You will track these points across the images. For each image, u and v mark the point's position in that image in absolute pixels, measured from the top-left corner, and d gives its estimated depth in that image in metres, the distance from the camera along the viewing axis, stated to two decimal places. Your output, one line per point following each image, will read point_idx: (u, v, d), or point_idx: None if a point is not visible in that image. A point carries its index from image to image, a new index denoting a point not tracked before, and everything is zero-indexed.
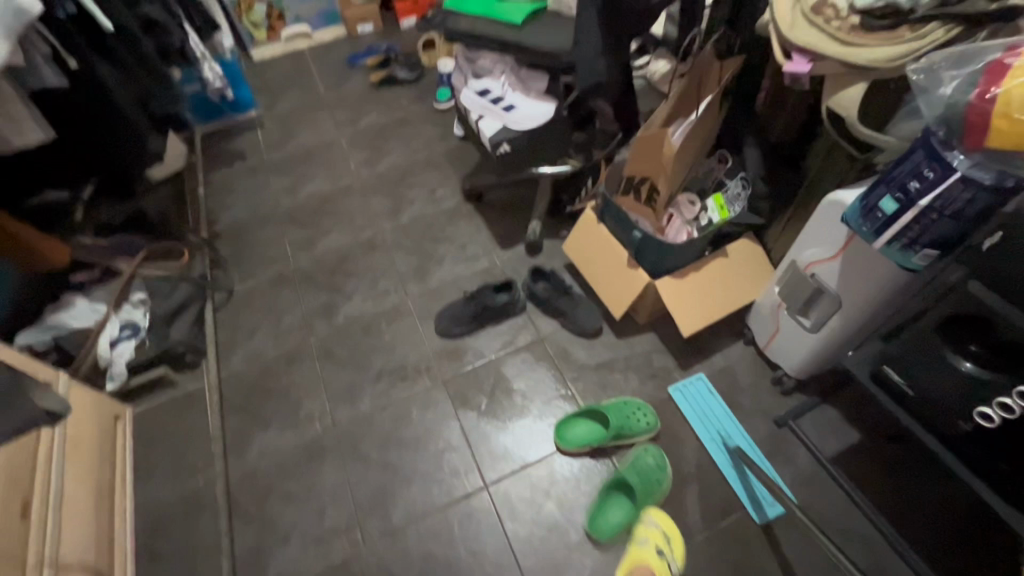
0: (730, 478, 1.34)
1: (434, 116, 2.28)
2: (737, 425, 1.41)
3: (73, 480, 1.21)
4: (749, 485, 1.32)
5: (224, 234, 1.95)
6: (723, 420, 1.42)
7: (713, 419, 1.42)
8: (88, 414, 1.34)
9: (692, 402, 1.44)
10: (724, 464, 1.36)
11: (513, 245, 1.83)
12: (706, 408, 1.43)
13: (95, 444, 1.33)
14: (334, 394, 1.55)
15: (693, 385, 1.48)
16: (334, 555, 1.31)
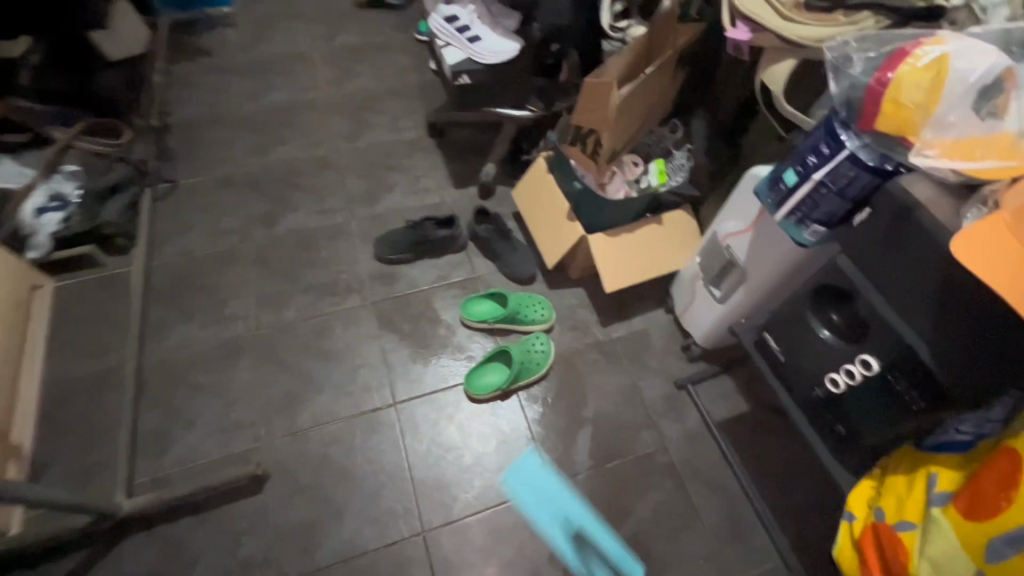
0: (576, 563, 1.27)
1: (413, 46, 2.24)
2: (571, 499, 1.33)
3: None
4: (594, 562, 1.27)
5: (176, 127, 1.91)
6: (561, 497, 1.34)
7: (547, 498, 1.33)
8: (9, 277, 1.35)
9: (523, 482, 1.35)
10: (562, 543, 1.29)
11: (466, 185, 1.84)
12: (539, 487, 1.34)
13: (12, 305, 1.35)
14: (263, 298, 1.57)
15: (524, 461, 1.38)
16: (234, 446, 1.34)
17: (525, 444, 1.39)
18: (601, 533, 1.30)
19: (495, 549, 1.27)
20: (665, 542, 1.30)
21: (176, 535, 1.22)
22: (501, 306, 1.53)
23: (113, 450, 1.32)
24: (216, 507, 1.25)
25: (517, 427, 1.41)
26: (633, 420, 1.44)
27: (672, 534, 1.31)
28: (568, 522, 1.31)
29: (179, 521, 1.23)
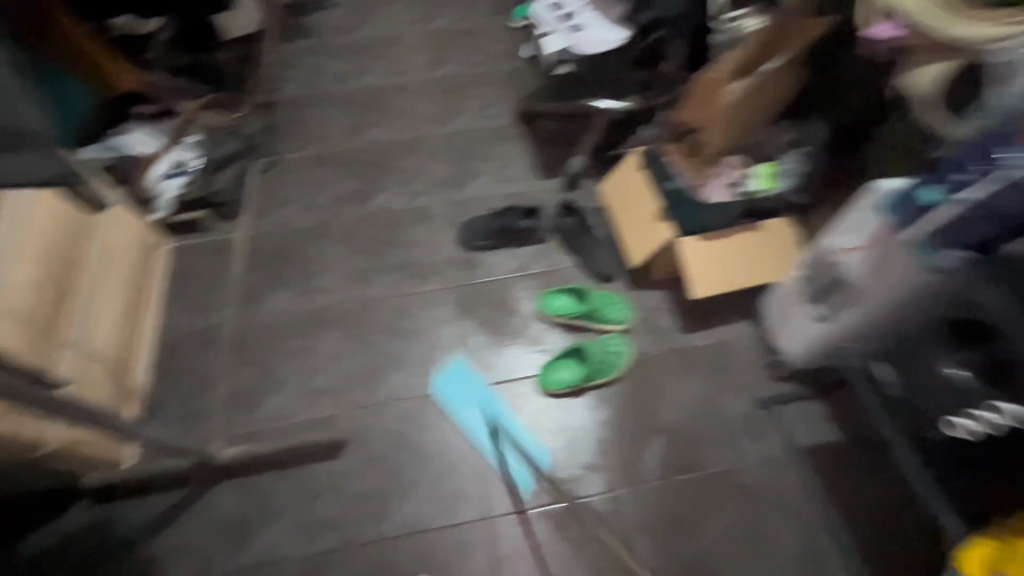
0: (492, 454, 1.36)
1: (508, 32, 2.23)
2: (495, 398, 1.43)
3: (111, 288, 1.39)
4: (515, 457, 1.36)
5: (281, 103, 2.01)
6: (487, 398, 1.43)
7: (472, 400, 1.43)
8: (134, 242, 1.51)
9: (450, 387, 1.45)
10: (488, 443, 1.37)
11: (551, 176, 1.82)
12: (466, 389, 1.44)
13: (136, 264, 1.50)
14: (351, 274, 1.64)
15: (454, 368, 1.48)
16: (316, 412, 1.41)
17: (594, 444, 1.38)
18: (524, 431, 1.39)
19: (557, 546, 1.27)
20: (734, 566, 1.25)
21: (263, 487, 1.31)
22: (579, 303, 1.52)
23: (211, 401, 1.44)
24: (298, 467, 1.33)
25: (586, 427, 1.40)
26: (709, 435, 1.39)
27: (742, 557, 1.25)
28: (633, 530, 1.29)
29: (266, 475, 1.32)
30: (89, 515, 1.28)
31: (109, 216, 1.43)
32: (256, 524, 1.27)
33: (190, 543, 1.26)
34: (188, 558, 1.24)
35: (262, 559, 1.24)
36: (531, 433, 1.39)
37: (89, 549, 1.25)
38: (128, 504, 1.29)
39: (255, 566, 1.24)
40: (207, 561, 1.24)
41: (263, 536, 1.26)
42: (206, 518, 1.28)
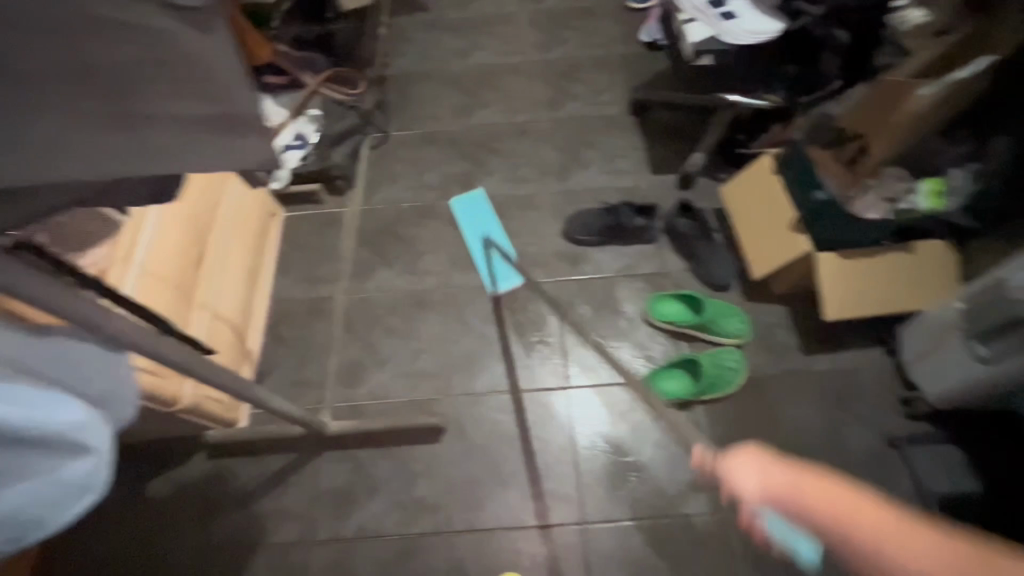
0: (479, 263, 1.60)
1: (626, 13, 2.11)
2: (497, 226, 1.67)
3: (233, 254, 1.42)
4: (498, 269, 1.58)
5: (392, 79, 2.01)
6: (488, 224, 1.68)
7: (477, 224, 1.68)
8: (255, 209, 1.54)
9: (466, 209, 1.71)
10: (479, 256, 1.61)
11: (665, 172, 1.73)
12: (477, 214, 1.70)
13: (256, 230, 1.54)
14: (455, 258, 1.62)
15: (472, 198, 1.73)
16: (418, 394, 1.42)
17: None
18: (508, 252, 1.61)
19: (656, 563, 1.23)
20: None
21: (365, 462, 1.34)
22: (692, 311, 1.45)
23: (318, 372, 1.48)
24: (399, 447, 1.35)
25: (691, 442, 1.34)
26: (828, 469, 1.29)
27: None
28: (739, 559, 1.22)
29: (369, 450, 1.35)
30: (206, 467, 1.35)
31: (233, 185, 1.43)
32: (358, 497, 1.31)
33: (296, 507, 1.30)
34: (294, 522, 1.29)
35: (362, 533, 1.28)
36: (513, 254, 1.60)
37: (205, 500, 1.32)
38: (241, 462, 1.35)
39: (355, 539, 1.27)
40: (311, 527, 1.28)
41: (363, 511, 1.30)
42: (312, 485, 1.32)
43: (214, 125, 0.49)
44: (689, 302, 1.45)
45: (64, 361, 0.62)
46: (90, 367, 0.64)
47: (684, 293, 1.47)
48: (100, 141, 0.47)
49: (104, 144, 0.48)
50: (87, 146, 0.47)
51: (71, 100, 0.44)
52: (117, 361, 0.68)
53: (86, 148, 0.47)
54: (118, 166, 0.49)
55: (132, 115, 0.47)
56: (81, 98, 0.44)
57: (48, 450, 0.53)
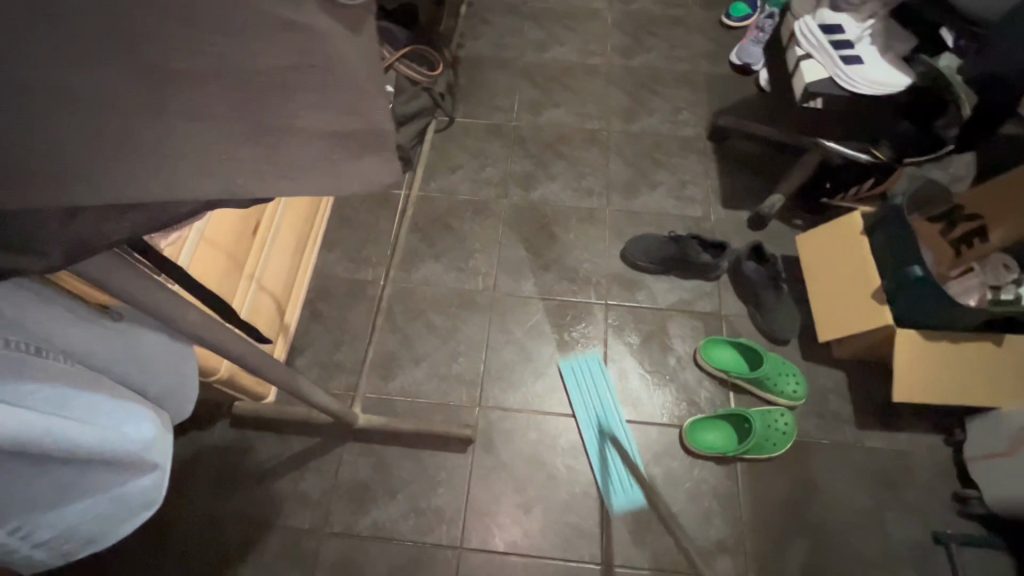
0: (592, 463, 1.31)
1: (717, 30, 2.00)
2: (617, 412, 1.37)
3: (281, 238, 1.35)
4: (619, 478, 1.29)
5: (464, 61, 1.92)
6: (609, 404, 1.38)
7: (590, 403, 1.38)
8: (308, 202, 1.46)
9: (576, 378, 1.40)
10: (594, 447, 1.32)
11: (736, 208, 1.64)
12: (590, 388, 1.39)
13: (305, 216, 1.47)
14: (506, 263, 1.56)
15: (584, 360, 1.43)
16: (450, 398, 1.38)
17: (730, 521, 1.26)
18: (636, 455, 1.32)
19: None
20: None
21: (389, 460, 1.30)
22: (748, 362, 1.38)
23: (350, 356, 1.43)
24: (424, 451, 1.31)
25: (726, 499, 1.28)
26: (865, 552, 1.23)
27: None
28: None
29: (394, 448, 1.31)
30: (227, 437, 1.32)
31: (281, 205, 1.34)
32: (376, 494, 1.27)
33: (312, 494, 1.27)
34: (308, 509, 1.26)
35: (375, 532, 1.24)
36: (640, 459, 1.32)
37: (221, 471, 1.28)
38: (264, 437, 1.32)
39: (368, 537, 1.24)
40: (325, 517, 1.25)
41: (380, 509, 1.26)
42: (331, 474, 1.28)
43: (348, 143, 0.46)
44: (747, 351, 1.39)
45: (130, 358, 0.61)
46: (160, 361, 0.65)
47: (742, 341, 1.41)
48: (229, 157, 0.39)
49: (229, 158, 0.39)
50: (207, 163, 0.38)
51: (207, 107, 0.36)
52: (181, 354, 0.68)
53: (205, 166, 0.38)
54: (235, 190, 0.40)
55: (270, 129, 0.40)
56: (221, 106, 0.37)
57: (118, 469, 0.60)
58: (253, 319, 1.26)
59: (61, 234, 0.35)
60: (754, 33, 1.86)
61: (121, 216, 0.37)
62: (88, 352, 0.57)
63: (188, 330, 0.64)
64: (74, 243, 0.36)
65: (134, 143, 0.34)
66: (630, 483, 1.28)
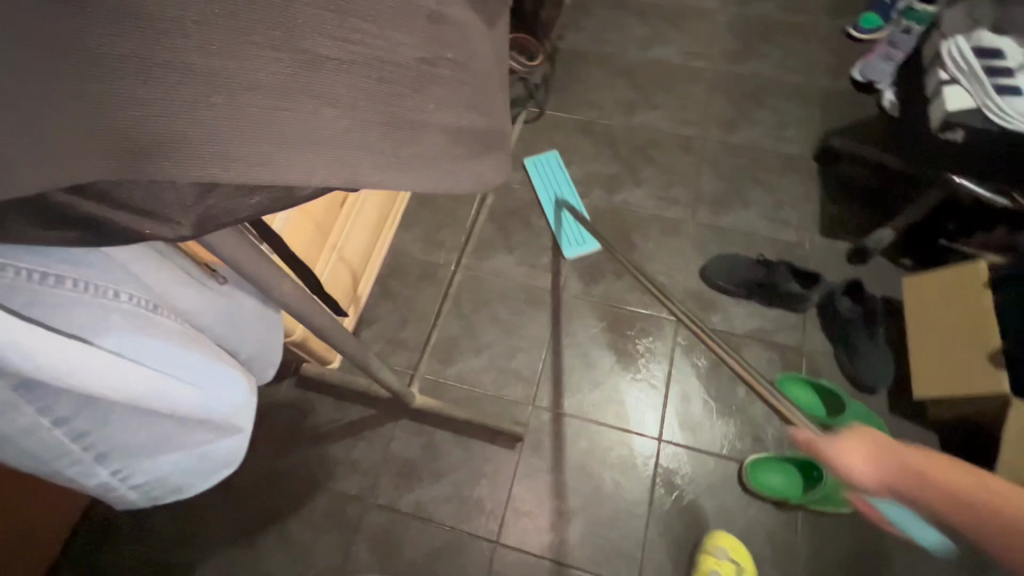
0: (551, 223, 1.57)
1: (841, 42, 1.84)
2: (571, 189, 1.62)
3: (364, 215, 1.38)
4: (570, 233, 1.55)
5: (563, 53, 1.87)
6: (561, 184, 1.63)
7: (549, 185, 1.63)
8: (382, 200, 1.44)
9: (540, 170, 1.65)
10: (550, 213, 1.58)
11: (836, 238, 1.51)
12: (550, 175, 1.64)
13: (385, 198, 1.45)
14: (578, 264, 1.52)
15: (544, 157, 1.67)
16: (506, 393, 1.38)
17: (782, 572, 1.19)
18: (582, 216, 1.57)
19: None
20: None
21: (438, 444, 1.32)
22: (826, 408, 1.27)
23: (414, 336, 1.45)
24: (474, 440, 1.32)
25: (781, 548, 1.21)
26: None
27: None
28: None
29: (444, 433, 1.33)
30: (293, 395, 1.38)
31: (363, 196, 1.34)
32: (422, 474, 1.30)
33: (363, 463, 1.31)
34: (357, 476, 1.30)
35: (417, 511, 1.27)
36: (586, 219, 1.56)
37: (283, 426, 1.35)
38: (325, 401, 1.37)
39: (409, 515, 1.27)
40: (372, 487, 1.29)
41: (424, 489, 1.29)
42: (383, 447, 1.32)
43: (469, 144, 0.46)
44: (827, 396, 1.28)
45: (228, 317, 0.67)
46: (244, 321, 0.70)
47: (822, 384, 1.30)
48: (363, 153, 0.37)
49: (363, 152, 0.37)
50: (340, 156, 0.36)
51: None
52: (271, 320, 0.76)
53: (338, 159, 0.36)
54: (360, 181, 0.37)
55: (404, 123, 0.39)
56: None
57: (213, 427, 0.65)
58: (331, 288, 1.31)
59: (197, 206, 0.36)
60: (884, 48, 1.69)
61: (246, 196, 0.37)
62: (190, 310, 0.62)
63: (280, 299, 0.67)
64: (204, 213, 0.37)
65: (271, 128, 0.33)
66: (584, 238, 1.54)
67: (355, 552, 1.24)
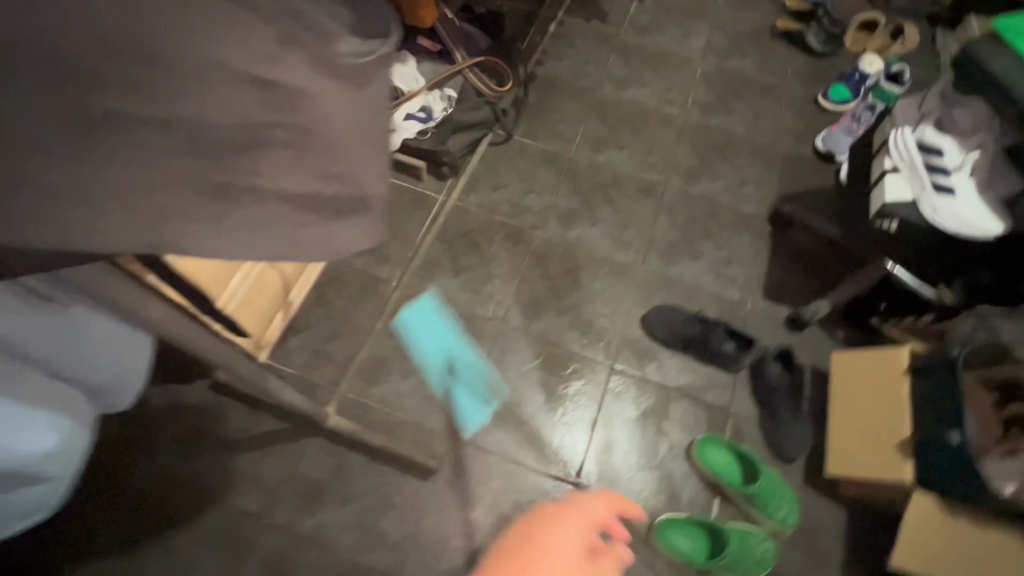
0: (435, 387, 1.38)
1: (808, 108, 1.89)
2: (461, 343, 1.43)
3: None
4: (466, 393, 1.37)
5: (539, 79, 1.85)
6: (445, 336, 1.44)
7: (433, 341, 1.44)
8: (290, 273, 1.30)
9: (419, 326, 1.44)
10: (438, 375, 1.39)
11: (776, 302, 1.53)
12: (433, 330, 1.45)
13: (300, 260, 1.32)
14: (522, 296, 1.50)
15: (423, 306, 1.47)
16: (428, 421, 1.34)
17: None
18: (478, 368, 1.41)
19: None
20: None
21: (350, 467, 1.27)
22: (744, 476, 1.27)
23: (343, 349, 1.40)
24: (387, 467, 1.28)
25: None
26: None
27: None
28: None
29: (358, 456, 1.28)
30: (205, 397, 1.31)
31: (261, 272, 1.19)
32: (327, 497, 1.24)
33: (267, 478, 1.25)
34: (259, 492, 1.24)
35: (316, 535, 1.21)
36: (485, 370, 1.41)
37: (188, 431, 1.28)
38: (238, 408, 1.30)
39: (308, 539, 1.21)
40: (272, 506, 1.23)
41: (328, 513, 1.23)
42: (291, 464, 1.26)
43: (326, 207, 0.42)
44: (746, 462, 1.29)
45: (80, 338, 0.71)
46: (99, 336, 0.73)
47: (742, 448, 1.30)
48: (168, 208, 0.35)
49: (168, 208, 0.35)
50: (136, 210, 0.35)
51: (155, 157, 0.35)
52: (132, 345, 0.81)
53: (132, 214, 0.34)
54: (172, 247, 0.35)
55: (228, 183, 0.38)
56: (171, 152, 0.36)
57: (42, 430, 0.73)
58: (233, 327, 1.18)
59: None
60: (847, 122, 1.74)
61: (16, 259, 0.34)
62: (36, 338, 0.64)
63: (150, 322, 0.62)
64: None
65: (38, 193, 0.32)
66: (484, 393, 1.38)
67: (243, 573, 1.18)
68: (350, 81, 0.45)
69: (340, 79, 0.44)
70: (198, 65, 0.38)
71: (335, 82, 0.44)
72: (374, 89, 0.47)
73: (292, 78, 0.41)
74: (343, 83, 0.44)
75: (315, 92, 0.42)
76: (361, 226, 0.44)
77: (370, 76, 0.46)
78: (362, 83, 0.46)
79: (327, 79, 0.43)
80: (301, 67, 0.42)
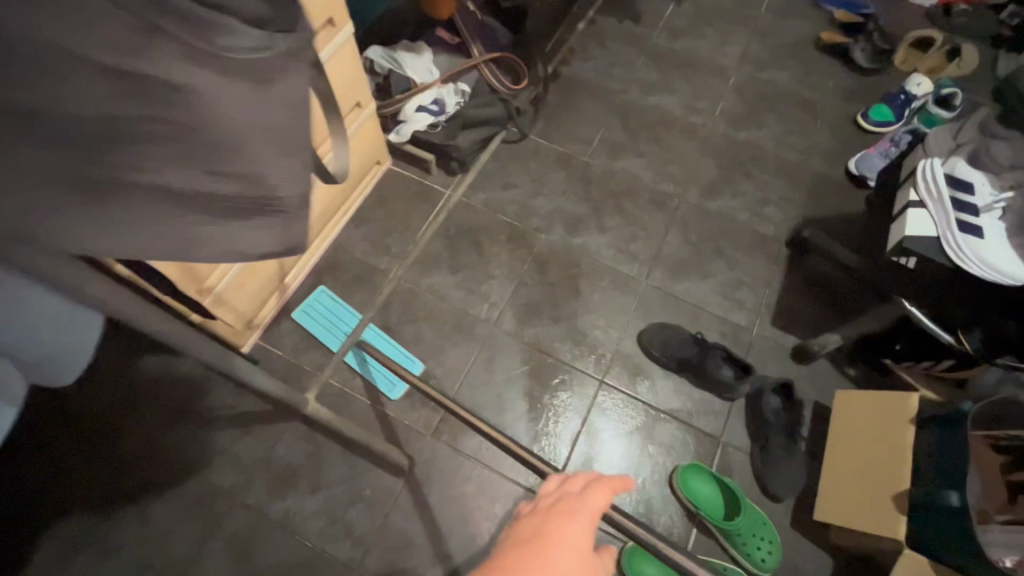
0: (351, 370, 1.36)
1: (845, 128, 1.78)
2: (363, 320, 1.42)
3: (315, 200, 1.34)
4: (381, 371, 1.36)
5: (562, 78, 1.81)
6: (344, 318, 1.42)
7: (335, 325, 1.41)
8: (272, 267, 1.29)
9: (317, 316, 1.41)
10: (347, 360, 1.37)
11: (785, 330, 1.46)
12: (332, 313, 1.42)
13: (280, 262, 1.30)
14: (517, 301, 1.47)
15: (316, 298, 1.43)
16: (407, 417, 1.33)
17: None
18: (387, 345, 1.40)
19: None
20: None
21: (325, 456, 1.28)
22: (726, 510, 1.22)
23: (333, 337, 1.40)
24: (361, 460, 1.28)
25: None
26: None
27: None
28: None
29: (335, 445, 1.28)
30: (194, 371, 1.34)
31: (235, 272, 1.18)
32: (298, 483, 1.25)
33: (243, 458, 1.27)
34: (234, 470, 1.26)
35: (284, 519, 1.22)
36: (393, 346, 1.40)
37: (175, 402, 1.31)
38: (223, 385, 1.33)
39: (275, 522, 1.22)
40: (245, 485, 1.25)
41: (297, 499, 1.24)
42: (267, 447, 1.28)
43: (215, 207, 0.50)
44: (729, 496, 1.23)
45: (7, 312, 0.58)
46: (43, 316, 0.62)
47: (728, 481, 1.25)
48: (36, 204, 0.41)
49: (38, 203, 0.41)
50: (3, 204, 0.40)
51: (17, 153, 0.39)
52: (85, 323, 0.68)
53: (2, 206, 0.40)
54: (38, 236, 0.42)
55: (98, 178, 0.43)
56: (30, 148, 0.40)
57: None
58: (221, 304, 1.21)
59: None
60: (885, 145, 1.63)
61: None
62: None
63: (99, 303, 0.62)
64: None
65: None
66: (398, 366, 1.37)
67: (207, 548, 1.19)
68: (250, 77, 0.49)
69: (240, 78, 0.49)
70: (64, 61, 0.40)
71: (221, 78, 0.47)
72: (281, 92, 0.52)
73: (166, 73, 0.45)
74: (235, 77, 0.48)
75: (193, 87, 0.46)
76: (261, 225, 0.53)
77: (278, 74, 0.51)
78: (266, 81, 0.50)
79: (210, 74, 0.47)
80: (175, 60, 0.45)
